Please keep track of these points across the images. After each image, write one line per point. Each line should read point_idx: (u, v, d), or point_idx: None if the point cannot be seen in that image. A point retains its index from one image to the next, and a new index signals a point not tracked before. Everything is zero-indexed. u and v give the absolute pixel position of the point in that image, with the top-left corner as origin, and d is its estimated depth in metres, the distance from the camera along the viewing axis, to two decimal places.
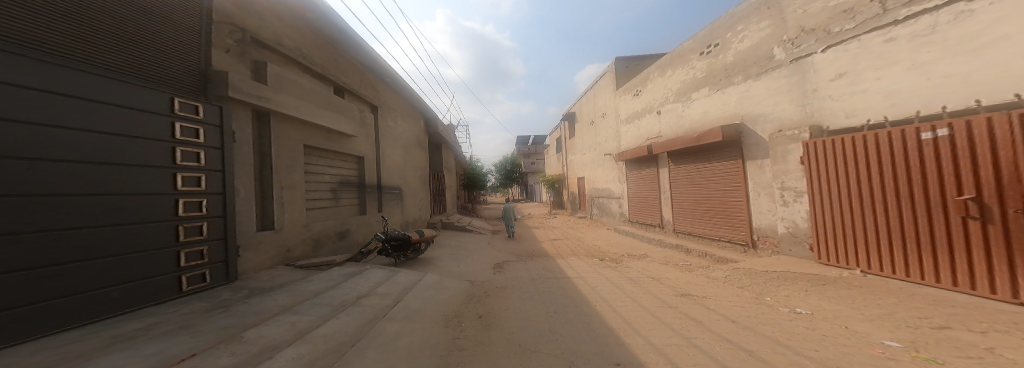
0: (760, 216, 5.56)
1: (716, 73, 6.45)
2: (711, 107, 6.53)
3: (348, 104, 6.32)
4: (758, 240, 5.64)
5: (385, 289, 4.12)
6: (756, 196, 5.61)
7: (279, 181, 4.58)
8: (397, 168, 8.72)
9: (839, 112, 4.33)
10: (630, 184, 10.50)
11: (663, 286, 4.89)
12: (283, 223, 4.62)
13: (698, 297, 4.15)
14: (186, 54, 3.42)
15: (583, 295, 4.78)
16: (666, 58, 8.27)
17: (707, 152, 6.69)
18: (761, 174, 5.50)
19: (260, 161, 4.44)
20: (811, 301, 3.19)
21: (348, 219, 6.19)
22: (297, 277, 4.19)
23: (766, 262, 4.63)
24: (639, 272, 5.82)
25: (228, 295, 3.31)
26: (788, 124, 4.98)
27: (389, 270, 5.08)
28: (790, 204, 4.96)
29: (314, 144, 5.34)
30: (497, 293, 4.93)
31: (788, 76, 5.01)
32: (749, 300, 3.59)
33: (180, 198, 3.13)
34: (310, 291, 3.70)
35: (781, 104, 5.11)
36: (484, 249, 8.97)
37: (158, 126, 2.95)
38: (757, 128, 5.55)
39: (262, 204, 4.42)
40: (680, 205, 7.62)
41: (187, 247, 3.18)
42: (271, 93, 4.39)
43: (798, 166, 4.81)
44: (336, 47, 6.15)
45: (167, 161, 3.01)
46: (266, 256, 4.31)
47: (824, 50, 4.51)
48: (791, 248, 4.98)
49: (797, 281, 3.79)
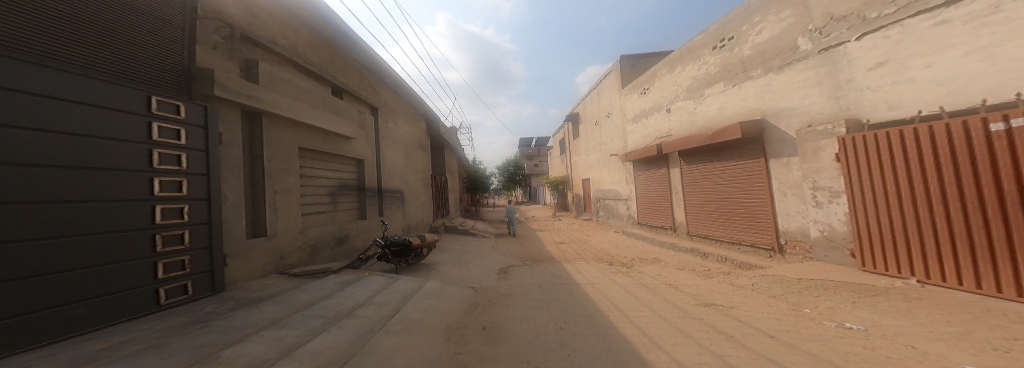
0: (787, 218, 5.23)
1: (731, 68, 6.16)
2: (727, 103, 6.23)
3: (348, 107, 6.05)
4: (785, 244, 5.31)
5: (384, 297, 3.81)
6: (783, 197, 5.27)
7: (272, 185, 4.28)
8: (399, 171, 8.44)
9: (881, 104, 4.02)
10: (638, 185, 10.18)
11: (683, 294, 4.56)
12: (278, 229, 4.30)
13: (726, 307, 3.80)
14: (166, 51, 3.17)
15: (594, 304, 4.46)
16: (676, 54, 7.98)
17: (723, 151, 6.37)
18: (788, 173, 5.17)
19: (250, 163, 4.14)
20: (862, 315, 2.86)
21: (349, 225, 5.89)
22: (292, 285, 3.86)
23: (797, 270, 4.28)
24: (654, 278, 5.47)
25: (210, 309, 2.95)
26: (819, 119, 4.66)
27: (388, 277, 4.78)
28: (824, 205, 4.61)
29: (310, 147, 5.03)
30: (502, 300, 4.62)
31: (816, 68, 4.70)
32: (785, 311, 3.28)
33: (158, 205, 2.82)
34: (302, 302, 3.36)
35: (810, 98, 4.78)
36: (488, 253, 8.65)
37: (131, 125, 2.67)
38: (780, 124, 5.22)
39: (253, 210, 4.11)
40: (693, 207, 7.32)
41: (165, 257, 2.87)
42: (264, 93, 4.11)
43: (831, 163, 4.45)
44: (334, 47, 5.90)
45: (141, 163, 2.72)
46: (259, 264, 3.98)
47: (858, 37, 4.22)
48: (826, 253, 4.62)
49: (837, 289, 3.41)
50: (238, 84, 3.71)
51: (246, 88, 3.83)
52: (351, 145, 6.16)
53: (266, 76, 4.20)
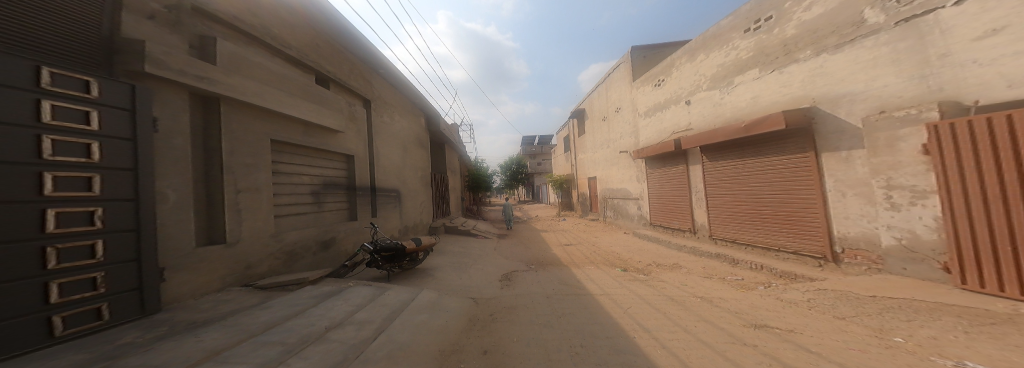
0: (846, 222, 4.51)
1: (771, 51, 5.56)
2: (764, 91, 5.63)
3: (336, 98, 5.43)
4: (841, 253, 4.62)
5: (367, 314, 3.17)
6: (841, 197, 4.57)
7: (233, 183, 3.55)
8: (395, 169, 7.82)
9: (996, 80, 3.23)
10: (650, 183, 9.60)
11: (722, 311, 3.58)
12: (241, 235, 3.57)
13: (787, 331, 2.79)
14: (78, 18, 2.45)
15: (613, 318, 3.67)
16: (699, 41, 7.36)
17: (760, 145, 5.70)
18: (849, 170, 4.44)
19: (206, 157, 3.39)
20: (989, 352, 2.11)
21: (335, 227, 5.29)
22: (257, 301, 3.17)
23: (867, 285, 3.62)
24: (681, 289, 4.78)
25: (128, 340, 2.08)
26: (896, 104, 3.93)
27: (378, 287, 4.20)
28: (904, 208, 3.82)
29: (284, 139, 4.30)
30: (505, 315, 3.97)
31: (892, 43, 3.97)
32: (872, 340, 2.44)
33: (51, 209, 2.02)
34: (259, 325, 2.55)
35: (882, 79, 4.06)
36: (489, 256, 8.02)
37: (9, 101, 1.86)
38: (837, 111, 4.54)
39: (208, 212, 3.39)
40: (718, 208, 6.72)
41: (65, 276, 2.07)
42: (219, 73, 3.35)
43: (916, 156, 3.67)
44: (318, 27, 5.19)
45: (23, 153, 1.91)
46: (216, 275, 3.26)
47: (958, 2, 3.47)
48: (904, 266, 3.86)
49: (934, 314, 2.72)
50: (182, 62, 2.98)
51: (194, 67, 3.09)
52: (338, 138, 5.56)
53: (225, 57, 3.45)
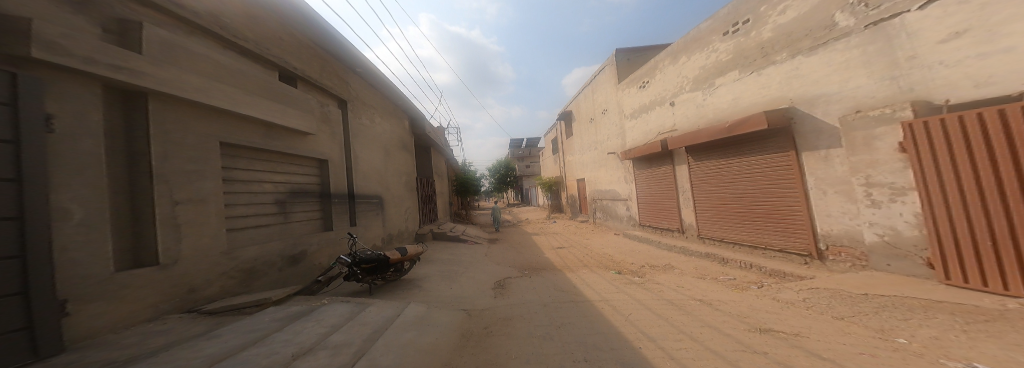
0: (829, 220, 4.65)
1: (749, 53, 5.73)
2: (745, 92, 5.80)
3: (304, 97, 5.25)
4: (825, 250, 4.76)
5: (343, 336, 2.94)
6: (823, 195, 4.70)
7: (171, 194, 3.32)
8: (376, 174, 7.53)
9: (963, 81, 3.39)
10: (638, 184, 9.73)
11: (726, 316, 3.74)
12: (180, 255, 3.32)
13: (793, 335, 2.94)
14: None
15: (615, 327, 3.66)
16: (680, 43, 7.54)
17: (744, 145, 5.82)
18: (828, 168, 4.59)
19: (129, 162, 3.11)
20: (990, 351, 2.14)
21: (306, 240, 5.08)
22: (200, 330, 2.96)
23: (857, 283, 3.69)
24: (677, 291, 4.85)
25: None
26: (870, 104, 4.08)
27: (358, 303, 3.95)
28: (884, 205, 3.95)
29: (232, 140, 4.01)
30: (501, 327, 3.83)
31: (863, 46, 4.12)
32: (878, 343, 2.52)
33: None
34: (202, 359, 2.29)
35: (854, 80, 4.21)
36: (480, 263, 7.81)
37: None
38: (815, 112, 4.68)
39: (134, 228, 3.11)
40: (705, 208, 6.84)
41: None
42: (146, 65, 3.10)
43: (892, 154, 3.80)
44: (278, 20, 4.94)
45: None
46: (149, 302, 3.03)
47: (921, 7, 3.64)
48: (887, 262, 3.98)
49: (929, 312, 2.80)
50: (91, 48, 2.70)
51: (110, 55, 2.83)
52: (308, 141, 5.39)
53: (158, 47, 3.22)
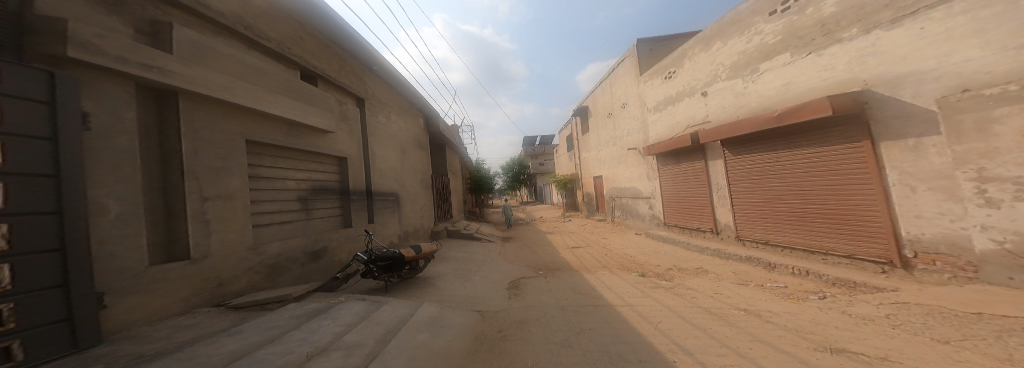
0: (919, 222, 3.99)
1: (804, 33, 5.13)
2: (799, 76, 5.19)
3: (324, 95, 5.08)
4: (907, 258, 4.14)
5: (356, 336, 2.69)
6: (910, 194, 4.04)
7: (200, 190, 3.16)
8: (393, 171, 7.34)
9: None
10: (662, 181, 9.13)
11: (779, 330, 3.20)
12: (210, 249, 3.18)
13: (880, 360, 2.37)
14: None
15: (642, 336, 3.25)
16: (714, 28, 6.94)
17: (800, 138, 5.20)
18: (920, 161, 3.93)
19: (162, 160, 3.00)
20: None
21: (327, 236, 4.91)
22: (223, 326, 2.77)
23: (966, 300, 3.10)
24: (714, 299, 4.34)
25: None
26: (982, 81, 3.43)
27: (371, 301, 3.70)
28: (1002, 205, 3.34)
29: (258, 138, 3.84)
30: (515, 331, 3.50)
31: (971, 12, 3.52)
32: None
33: None
34: (222, 355, 2.10)
35: (960, 53, 3.58)
36: (495, 262, 7.51)
37: None
38: (901, 93, 4.07)
39: (168, 224, 2.99)
40: (748, 207, 6.25)
41: None
42: (175, 64, 2.95)
43: (1017, 139, 3.19)
44: (299, 17, 4.76)
45: None
46: (180, 295, 2.90)
47: None
48: (1007, 275, 3.34)
49: None
50: (122, 47, 2.59)
51: (139, 54, 2.70)
52: (329, 139, 5.20)
53: (186, 47, 3.07)
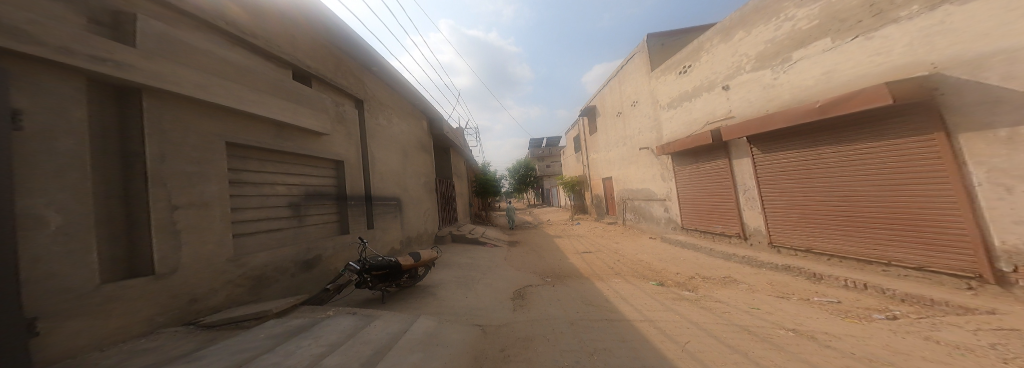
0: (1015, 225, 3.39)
1: (848, 14, 4.60)
2: (842, 63, 4.66)
3: (318, 95, 4.69)
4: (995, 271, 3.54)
5: (337, 359, 2.25)
6: (1005, 194, 3.45)
7: (171, 198, 2.75)
8: (394, 174, 6.91)
9: None
10: (680, 182, 8.57)
11: (840, 355, 2.65)
12: (180, 263, 2.75)
13: None
14: None
15: (667, 359, 2.75)
16: (734, 17, 6.42)
17: (852, 134, 4.64)
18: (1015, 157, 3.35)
19: (125, 166, 2.60)
20: None
21: (321, 244, 4.49)
22: (186, 349, 2.34)
23: None
24: (751, 314, 3.79)
25: None
26: None
27: (362, 314, 3.25)
28: None
29: (242, 140, 3.45)
30: (518, 350, 3.03)
31: None
32: None
33: None
34: None
35: None
36: (500, 268, 7.02)
37: None
38: (983, 77, 3.52)
39: (128, 237, 2.59)
40: (784, 211, 5.69)
41: None
42: (137, 57, 2.55)
43: None
44: (289, 13, 4.38)
45: None
46: (141, 315, 2.47)
47: None
48: None
49: None
50: (66, 35, 2.19)
51: (89, 44, 2.29)
52: (323, 142, 4.80)
53: (153, 39, 2.69)
